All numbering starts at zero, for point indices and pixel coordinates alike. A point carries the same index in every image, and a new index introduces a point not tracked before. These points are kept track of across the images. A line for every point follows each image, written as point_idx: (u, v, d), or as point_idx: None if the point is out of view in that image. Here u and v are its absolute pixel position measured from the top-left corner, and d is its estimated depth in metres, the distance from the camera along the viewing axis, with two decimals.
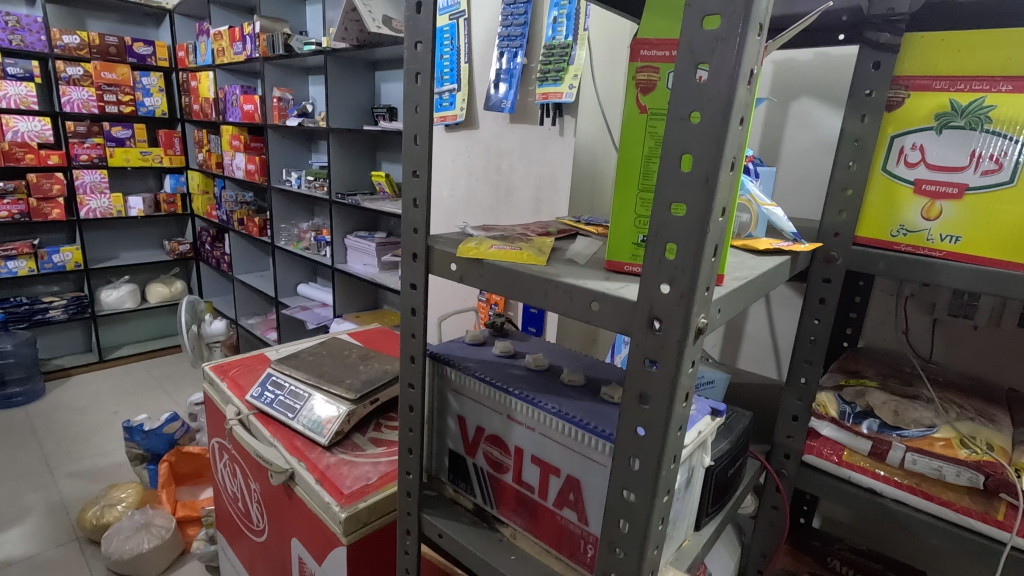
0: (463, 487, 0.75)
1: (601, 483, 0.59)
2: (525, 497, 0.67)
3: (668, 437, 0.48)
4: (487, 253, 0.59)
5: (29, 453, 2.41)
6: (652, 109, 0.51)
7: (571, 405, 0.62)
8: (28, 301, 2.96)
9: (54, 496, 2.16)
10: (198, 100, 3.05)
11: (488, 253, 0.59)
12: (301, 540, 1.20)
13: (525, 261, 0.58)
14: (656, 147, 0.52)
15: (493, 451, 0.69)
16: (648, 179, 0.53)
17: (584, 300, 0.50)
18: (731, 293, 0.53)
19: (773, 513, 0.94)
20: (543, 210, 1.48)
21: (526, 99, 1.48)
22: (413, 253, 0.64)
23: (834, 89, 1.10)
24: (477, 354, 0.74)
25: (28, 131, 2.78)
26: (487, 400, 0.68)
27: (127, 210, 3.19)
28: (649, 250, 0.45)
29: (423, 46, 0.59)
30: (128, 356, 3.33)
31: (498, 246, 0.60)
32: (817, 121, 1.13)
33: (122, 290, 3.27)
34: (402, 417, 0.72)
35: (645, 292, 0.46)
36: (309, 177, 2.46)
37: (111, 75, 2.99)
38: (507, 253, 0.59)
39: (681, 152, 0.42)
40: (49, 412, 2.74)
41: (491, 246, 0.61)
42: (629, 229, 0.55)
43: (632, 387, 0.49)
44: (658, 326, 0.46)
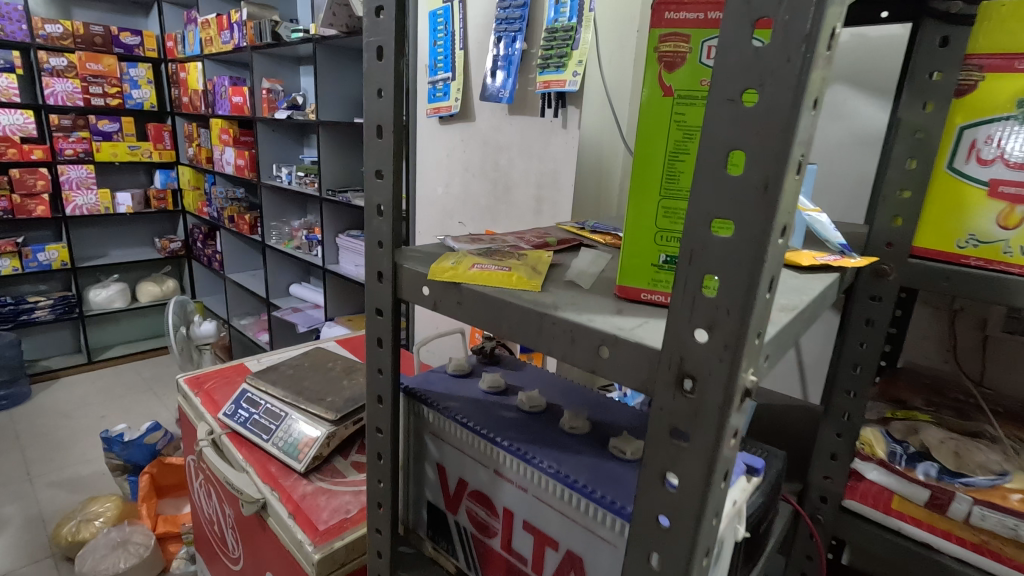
0: (443, 546, 0.63)
1: (609, 564, 0.47)
2: (516, 568, 0.55)
3: (701, 532, 0.35)
4: (465, 276, 0.46)
5: (9, 460, 2.32)
6: (680, 91, 0.39)
7: (572, 462, 0.50)
8: (13, 301, 2.86)
9: (32, 508, 2.06)
10: (188, 92, 2.93)
11: (467, 276, 0.47)
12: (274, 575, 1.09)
13: (514, 286, 0.45)
14: (686, 141, 0.39)
15: (478, 509, 0.57)
16: (674, 182, 0.40)
17: (591, 344, 0.38)
18: (780, 332, 0.40)
19: (806, 563, 0.82)
20: (543, 211, 1.36)
21: (525, 88, 1.35)
22: (378, 272, 0.52)
23: (872, 75, 0.97)
24: (460, 389, 0.62)
25: (10, 125, 2.69)
26: (471, 449, 0.56)
27: (116, 207, 3.08)
28: (680, 283, 0.33)
29: (385, 12, 0.46)
30: (118, 357, 3.23)
31: (478, 266, 0.48)
32: (852, 111, 1.00)
33: (112, 289, 3.17)
34: (370, 466, 0.60)
35: (673, 340, 0.33)
36: (299, 173, 2.34)
37: (97, 67, 2.88)
38: (489, 275, 0.47)
39: (727, 147, 0.30)
40: (34, 416, 2.65)
41: (469, 265, 0.48)
42: (648, 247, 0.43)
43: (652, 463, 0.36)
44: (690, 387, 0.33)
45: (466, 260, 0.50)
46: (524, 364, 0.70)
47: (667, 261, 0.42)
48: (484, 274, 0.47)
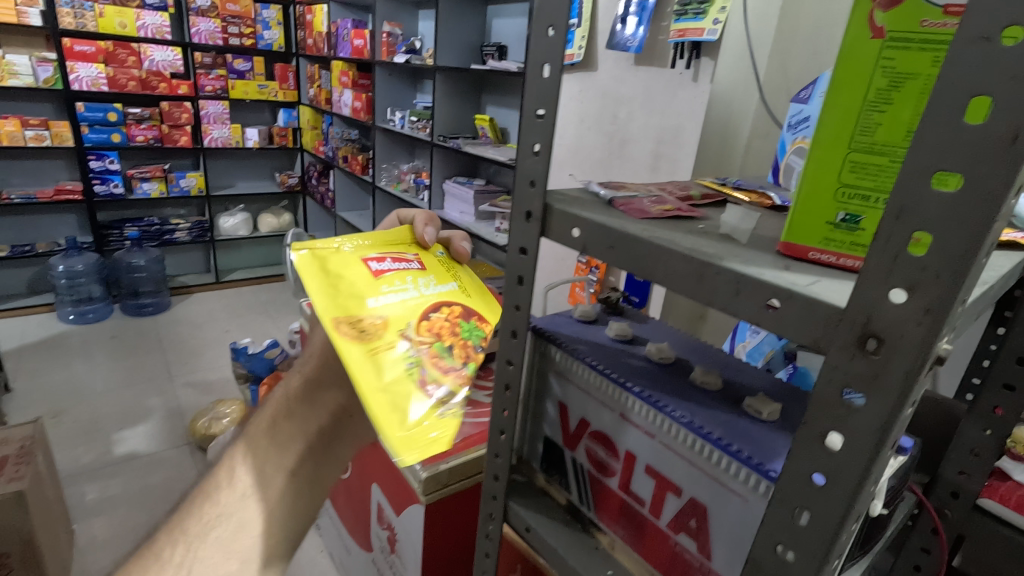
0: (556, 480, 0.66)
1: (738, 518, 0.47)
2: (632, 509, 0.57)
3: (862, 493, 0.35)
4: (404, 233, 0.80)
5: (155, 359, 2.70)
6: (892, 34, 0.36)
7: (705, 415, 0.50)
8: (159, 222, 3.26)
9: (172, 402, 2.40)
10: (313, 35, 3.06)
11: (407, 237, 0.81)
12: (380, 487, 1.21)
13: (389, 270, 0.73)
14: (889, 90, 0.36)
15: (598, 450, 0.59)
16: (866, 136, 0.38)
17: (758, 296, 0.37)
18: (974, 308, 0.37)
19: (922, 558, 0.77)
20: (660, 167, 1.32)
21: (656, 36, 1.28)
22: (526, 212, 0.54)
23: None
24: (588, 334, 0.64)
25: (162, 61, 2.94)
26: (597, 392, 0.58)
27: (245, 141, 3.34)
28: (881, 240, 0.31)
29: None
30: (241, 280, 3.56)
31: (427, 228, 0.82)
32: None
33: (238, 218, 3.49)
34: (495, 396, 0.64)
35: (864, 298, 0.32)
36: (412, 117, 2.39)
37: (235, 7, 3.09)
38: (407, 308, 0.70)
39: (972, 92, 0.27)
40: (173, 324, 3.03)
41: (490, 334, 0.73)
42: (826, 203, 0.41)
43: (812, 423, 0.36)
44: (874, 348, 0.32)
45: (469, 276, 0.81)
46: (652, 318, 0.71)
47: (846, 220, 0.40)
48: (422, 310, 0.71)
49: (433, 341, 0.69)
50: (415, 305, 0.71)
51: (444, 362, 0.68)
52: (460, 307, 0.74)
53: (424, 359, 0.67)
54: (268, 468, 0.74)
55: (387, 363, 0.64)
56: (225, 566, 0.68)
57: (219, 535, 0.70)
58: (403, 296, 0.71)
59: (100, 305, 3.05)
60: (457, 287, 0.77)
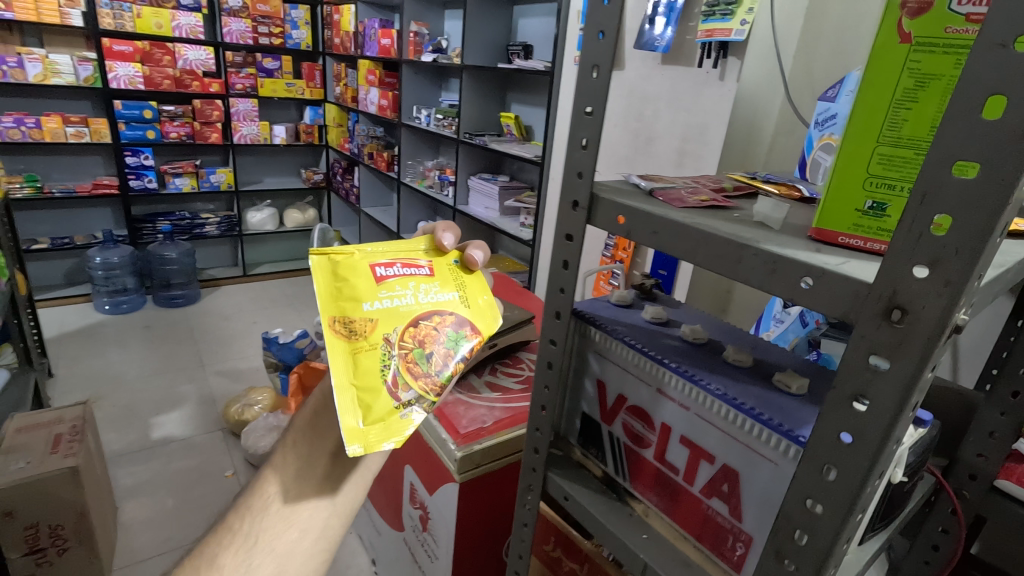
0: (593, 453, 0.71)
1: (769, 481, 0.52)
2: (666, 477, 0.61)
3: (885, 450, 0.39)
4: (420, 242, 0.73)
5: (187, 348, 2.80)
6: (919, 38, 0.40)
7: (738, 388, 0.55)
8: (190, 216, 3.37)
9: (205, 389, 2.49)
10: (340, 34, 3.13)
11: (424, 245, 0.73)
12: (413, 467, 1.26)
13: (393, 273, 0.69)
14: (916, 89, 0.41)
15: (635, 423, 0.64)
16: (893, 131, 0.42)
17: (792, 275, 0.42)
18: (990, 287, 0.41)
19: (940, 537, 0.81)
20: (685, 163, 1.35)
21: (683, 36, 1.32)
22: (573, 201, 0.59)
23: None
24: (625, 317, 0.68)
25: (195, 60, 3.03)
26: (635, 368, 0.62)
27: (273, 137, 3.43)
28: (907, 222, 0.35)
29: None
30: (267, 273, 3.66)
31: (448, 235, 0.74)
32: None
33: (265, 213, 3.58)
34: (538, 373, 0.69)
35: (889, 274, 0.36)
36: (438, 115, 2.44)
37: (265, 8, 3.17)
38: (398, 313, 0.66)
39: (989, 90, 0.31)
40: (203, 315, 3.12)
41: (475, 346, 0.69)
42: (855, 192, 0.45)
43: (841, 386, 0.40)
44: (898, 317, 0.37)
45: (477, 285, 0.74)
46: (684, 303, 0.75)
47: (873, 208, 0.44)
48: (413, 317, 0.67)
49: (414, 348, 0.66)
50: (408, 310, 0.67)
51: (420, 369, 0.66)
52: (451, 315, 0.69)
53: (400, 364, 0.65)
54: (312, 452, 0.71)
55: (362, 364, 0.63)
56: (286, 537, 0.67)
57: (276, 511, 0.68)
58: (397, 302, 0.67)
59: (134, 296, 3.16)
60: (459, 298, 0.71)
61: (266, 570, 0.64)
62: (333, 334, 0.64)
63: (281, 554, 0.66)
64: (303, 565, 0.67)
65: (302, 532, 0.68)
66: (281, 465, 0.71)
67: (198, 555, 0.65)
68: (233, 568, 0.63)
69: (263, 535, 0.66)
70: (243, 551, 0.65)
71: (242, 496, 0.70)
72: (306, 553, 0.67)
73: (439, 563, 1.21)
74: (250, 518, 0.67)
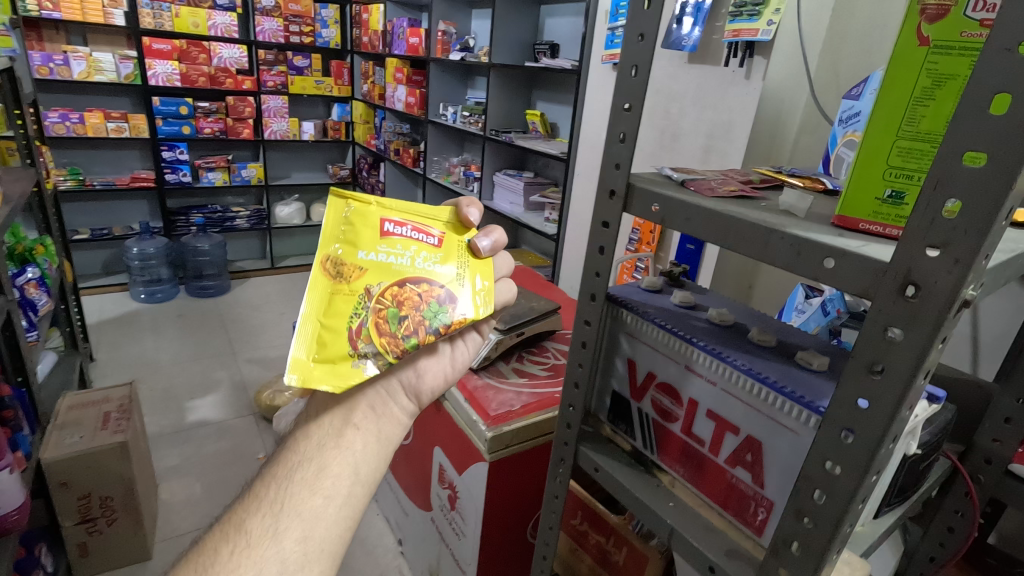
0: (622, 429, 0.76)
1: (790, 450, 0.56)
2: (692, 449, 0.66)
3: (899, 414, 0.43)
4: (444, 212, 0.67)
5: (219, 337, 2.90)
6: (937, 41, 0.44)
7: (763, 364, 0.59)
8: (221, 209, 3.47)
9: (237, 376, 2.58)
10: (368, 33, 3.21)
11: (447, 216, 0.68)
12: (443, 449, 1.32)
13: (401, 232, 0.64)
14: (934, 87, 0.45)
15: (663, 399, 0.69)
16: (911, 126, 0.46)
17: (816, 256, 0.46)
18: (999, 270, 0.45)
19: (955, 519, 0.84)
20: (710, 159, 1.39)
21: (710, 36, 1.35)
22: (611, 190, 0.63)
23: None
24: (655, 301, 0.73)
25: (229, 58, 3.12)
26: (664, 347, 0.67)
27: (301, 134, 3.52)
28: (921, 206, 0.40)
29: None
30: (294, 266, 3.76)
31: (474, 212, 0.68)
32: None
33: (292, 207, 3.68)
34: (572, 352, 0.74)
35: (904, 254, 0.41)
36: (464, 112, 2.50)
37: (296, 7, 3.26)
38: (389, 270, 0.62)
39: (996, 89, 0.36)
40: (234, 305, 3.23)
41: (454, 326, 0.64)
42: (875, 183, 0.49)
43: (860, 356, 0.44)
44: (912, 292, 0.41)
45: (483, 270, 0.67)
46: (710, 290, 0.79)
47: (892, 196, 0.48)
48: (403, 278, 0.63)
49: (391, 307, 0.62)
50: (400, 270, 0.63)
51: (388, 329, 0.62)
52: (440, 290, 0.64)
53: (371, 319, 0.61)
54: (332, 421, 0.65)
55: (336, 306, 0.61)
56: (310, 502, 0.58)
57: (300, 477, 0.60)
58: (393, 260, 0.63)
59: (168, 286, 3.27)
60: (457, 274, 0.65)
61: (292, 536, 0.55)
62: (322, 269, 0.62)
63: (308, 520, 0.57)
64: (328, 533, 0.58)
65: (328, 498, 0.59)
66: (305, 434, 0.64)
67: (216, 531, 0.57)
68: (259, 533, 0.55)
69: (289, 501, 0.57)
70: (269, 516, 0.56)
71: (267, 468, 0.62)
72: (333, 520, 0.58)
73: (467, 539, 1.26)
74: (276, 484, 0.59)
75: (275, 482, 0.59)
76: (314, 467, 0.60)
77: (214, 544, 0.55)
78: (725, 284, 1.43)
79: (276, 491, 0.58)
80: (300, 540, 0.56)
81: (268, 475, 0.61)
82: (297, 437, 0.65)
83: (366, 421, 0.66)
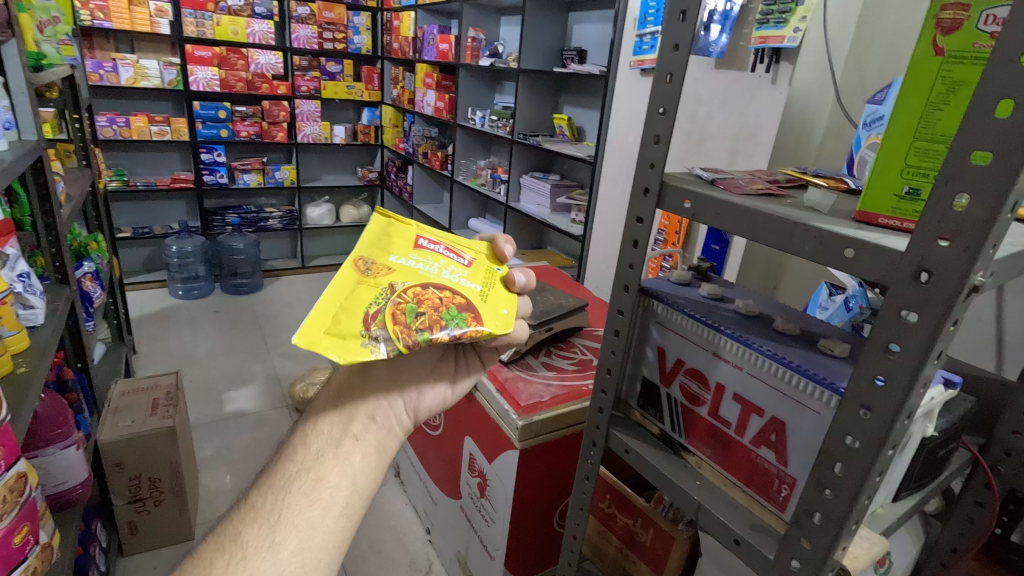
0: (651, 414, 0.81)
1: (812, 428, 0.60)
2: (719, 431, 0.70)
3: (913, 391, 0.48)
4: (480, 243, 0.76)
5: (253, 332, 3.00)
6: (952, 51, 0.48)
7: (787, 350, 0.64)
8: (255, 210, 3.60)
9: (271, 369, 2.68)
10: (399, 39, 3.30)
11: (482, 247, 0.76)
12: (474, 439, 1.38)
13: (432, 249, 0.70)
14: (949, 93, 0.49)
15: (691, 384, 0.73)
16: (928, 128, 0.50)
17: (838, 246, 0.51)
18: (1010, 261, 0.49)
19: (975, 509, 0.87)
20: (736, 162, 1.43)
21: (738, 43, 1.40)
22: (645, 187, 0.68)
23: None
24: (685, 293, 0.77)
25: (266, 64, 3.26)
26: (694, 335, 0.71)
27: (333, 137, 3.62)
28: (933, 201, 0.44)
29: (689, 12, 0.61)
30: (324, 265, 3.86)
31: (510, 249, 0.76)
32: None
33: (323, 209, 3.79)
34: (605, 339, 0.80)
35: (918, 243, 0.45)
36: (492, 116, 2.56)
37: (330, 15, 3.37)
38: (415, 274, 0.66)
39: (1000, 96, 0.40)
40: (266, 302, 3.34)
41: (469, 331, 0.62)
42: (894, 180, 0.53)
43: (877, 336, 0.49)
44: (926, 278, 0.45)
45: (504, 298, 0.69)
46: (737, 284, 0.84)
47: (910, 193, 0.52)
48: (427, 281, 0.65)
49: (410, 303, 0.62)
50: (425, 275, 0.66)
51: (404, 320, 0.61)
52: (461, 299, 0.66)
53: (389, 308, 0.61)
54: (331, 431, 0.65)
55: (360, 293, 0.62)
56: (308, 513, 0.58)
57: (299, 488, 0.59)
58: (421, 266, 0.67)
59: (204, 283, 3.40)
60: (479, 291, 0.68)
61: (289, 548, 0.55)
62: (352, 266, 0.65)
63: (305, 531, 0.57)
64: (325, 544, 0.57)
65: (325, 510, 0.59)
66: (304, 444, 0.64)
67: (212, 541, 0.57)
68: (255, 545, 0.55)
69: (287, 511, 0.58)
70: (266, 527, 0.56)
71: (264, 476, 0.62)
72: (330, 531, 0.58)
73: (496, 526, 1.32)
74: (274, 494, 0.59)
75: (272, 493, 0.59)
76: (312, 477, 0.60)
77: (211, 554, 0.55)
78: (750, 280, 1.47)
79: (273, 502, 0.58)
80: (296, 551, 0.56)
81: (264, 486, 0.61)
82: (293, 447, 0.64)
83: (364, 432, 0.66)
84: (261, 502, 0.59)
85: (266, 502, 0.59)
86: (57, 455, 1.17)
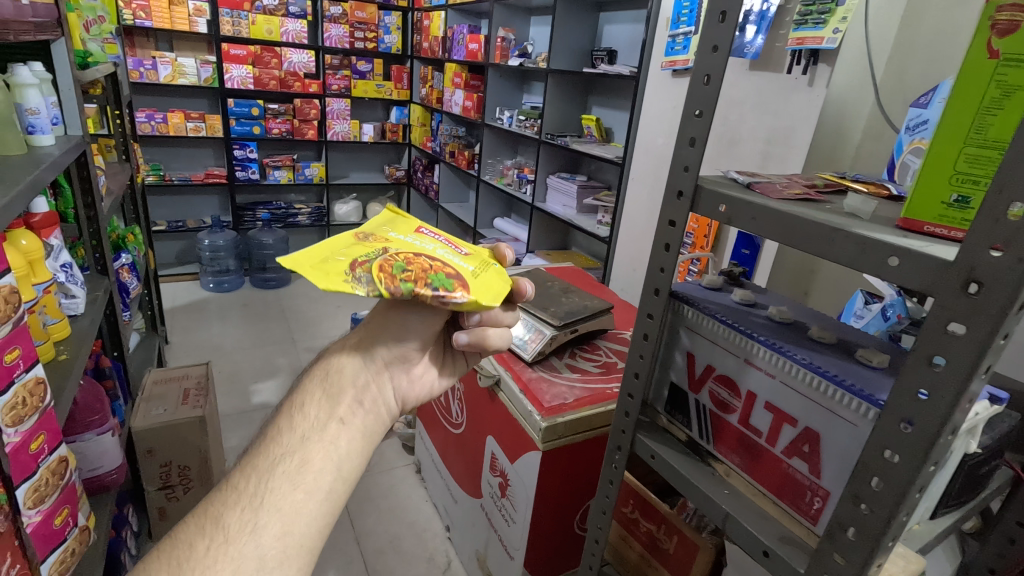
0: (678, 419, 0.80)
1: (847, 440, 0.59)
2: (749, 439, 0.69)
3: (958, 407, 0.46)
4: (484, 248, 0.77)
5: (280, 325, 3.06)
6: (1007, 55, 0.46)
7: (823, 359, 0.62)
8: (285, 206, 3.66)
9: (296, 363, 2.72)
10: (429, 38, 3.33)
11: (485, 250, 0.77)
12: (496, 438, 1.38)
13: (435, 237, 0.72)
14: (1003, 97, 0.47)
15: (721, 390, 0.72)
16: (979, 134, 0.48)
17: (881, 254, 0.49)
18: None
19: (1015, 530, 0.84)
20: (769, 165, 1.40)
21: (774, 44, 1.37)
22: (678, 191, 0.68)
23: None
24: (716, 298, 0.76)
25: (298, 62, 3.31)
26: (725, 341, 0.70)
27: (361, 135, 3.67)
28: (984, 211, 0.42)
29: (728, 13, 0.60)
30: None
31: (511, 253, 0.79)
32: None
33: (350, 206, 3.84)
34: (634, 343, 0.79)
35: (967, 254, 0.44)
36: (520, 116, 2.55)
37: (362, 14, 3.41)
38: (409, 246, 0.66)
39: None
40: (293, 296, 3.39)
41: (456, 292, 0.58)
42: (942, 187, 0.51)
43: (920, 348, 0.47)
44: (975, 290, 0.44)
45: (497, 280, 0.67)
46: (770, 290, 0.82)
47: (959, 201, 0.50)
48: (420, 252, 0.65)
49: (400, 262, 0.60)
50: (420, 249, 0.66)
51: (390, 272, 0.58)
52: (452, 270, 0.63)
53: (377, 261, 0.59)
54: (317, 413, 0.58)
55: (351, 251, 0.61)
56: (291, 497, 0.52)
57: (283, 471, 0.54)
58: (417, 243, 0.67)
59: (234, 276, 3.48)
60: (472, 270, 0.66)
61: (271, 532, 0.50)
62: (351, 236, 0.66)
63: (288, 515, 0.52)
64: (309, 529, 0.52)
65: (309, 493, 0.53)
66: (290, 424, 0.57)
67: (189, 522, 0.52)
68: (237, 527, 0.50)
69: (270, 495, 0.52)
70: (248, 510, 0.51)
71: (249, 455, 0.57)
72: (314, 515, 0.53)
73: (517, 525, 1.32)
74: (257, 475, 0.53)
75: (253, 475, 0.54)
76: (297, 460, 0.54)
77: (190, 536, 0.51)
78: (781, 284, 1.44)
79: (255, 485, 0.53)
80: (279, 535, 0.51)
81: (244, 469, 0.55)
82: (277, 426, 0.58)
83: (353, 415, 0.60)
84: (241, 485, 0.53)
85: (246, 486, 0.53)
86: (94, 441, 1.21)
